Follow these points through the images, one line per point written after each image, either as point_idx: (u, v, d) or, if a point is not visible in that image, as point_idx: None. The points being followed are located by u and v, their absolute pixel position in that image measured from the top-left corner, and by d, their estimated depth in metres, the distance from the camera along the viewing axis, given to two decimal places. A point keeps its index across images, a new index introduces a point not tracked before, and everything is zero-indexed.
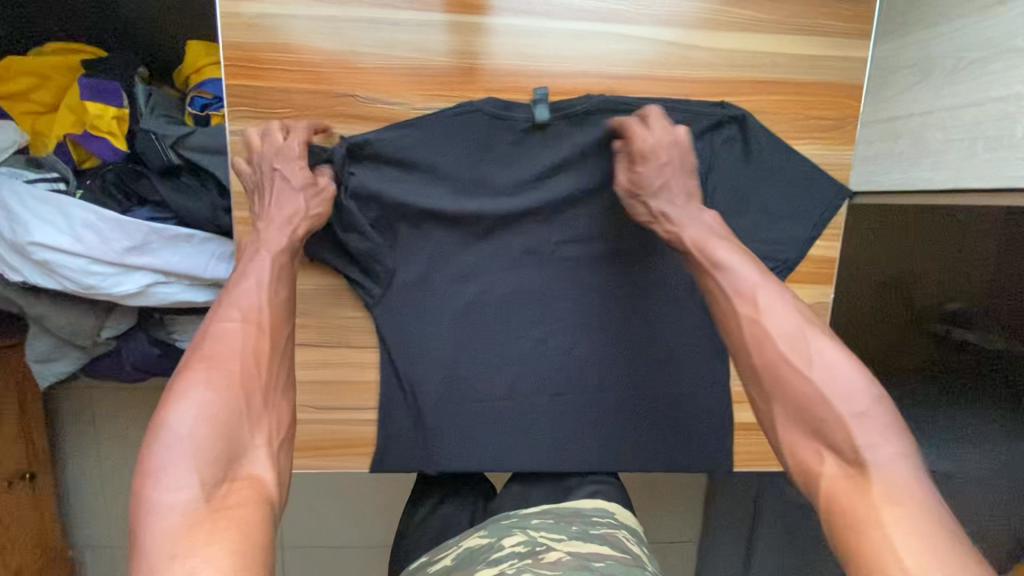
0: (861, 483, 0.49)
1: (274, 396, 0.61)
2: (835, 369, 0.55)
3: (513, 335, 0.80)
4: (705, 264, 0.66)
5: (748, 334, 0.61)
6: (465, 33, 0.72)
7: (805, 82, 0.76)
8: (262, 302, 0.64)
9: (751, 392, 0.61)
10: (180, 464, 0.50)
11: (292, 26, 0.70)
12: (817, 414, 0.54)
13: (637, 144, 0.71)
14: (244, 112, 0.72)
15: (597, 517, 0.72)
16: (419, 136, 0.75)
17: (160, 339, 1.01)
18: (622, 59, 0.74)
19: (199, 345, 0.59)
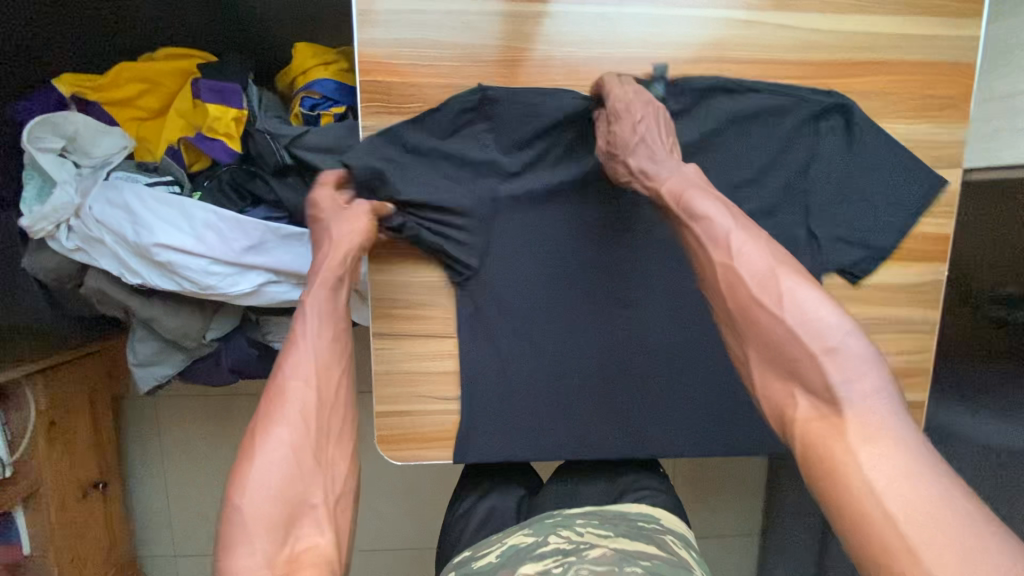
0: (837, 421, 0.52)
1: (330, 449, 0.61)
2: (812, 308, 0.56)
3: (631, 320, 0.81)
4: (682, 215, 0.66)
5: (721, 279, 0.62)
6: (591, 23, 0.73)
7: (919, 62, 0.77)
8: (313, 359, 0.64)
9: (726, 331, 0.64)
10: (254, 535, 0.53)
11: (424, 20, 0.71)
12: (793, 355, 0.56)
13: (609, 105, 0.71)
14: (375, 108, 0.73)
15: (644, 521, 0.82)
16: (541, 120, 0.74)
17: (257, 339, 1.03)
18: (742, 45, 0.75)
19: (264, 408, 0.60)
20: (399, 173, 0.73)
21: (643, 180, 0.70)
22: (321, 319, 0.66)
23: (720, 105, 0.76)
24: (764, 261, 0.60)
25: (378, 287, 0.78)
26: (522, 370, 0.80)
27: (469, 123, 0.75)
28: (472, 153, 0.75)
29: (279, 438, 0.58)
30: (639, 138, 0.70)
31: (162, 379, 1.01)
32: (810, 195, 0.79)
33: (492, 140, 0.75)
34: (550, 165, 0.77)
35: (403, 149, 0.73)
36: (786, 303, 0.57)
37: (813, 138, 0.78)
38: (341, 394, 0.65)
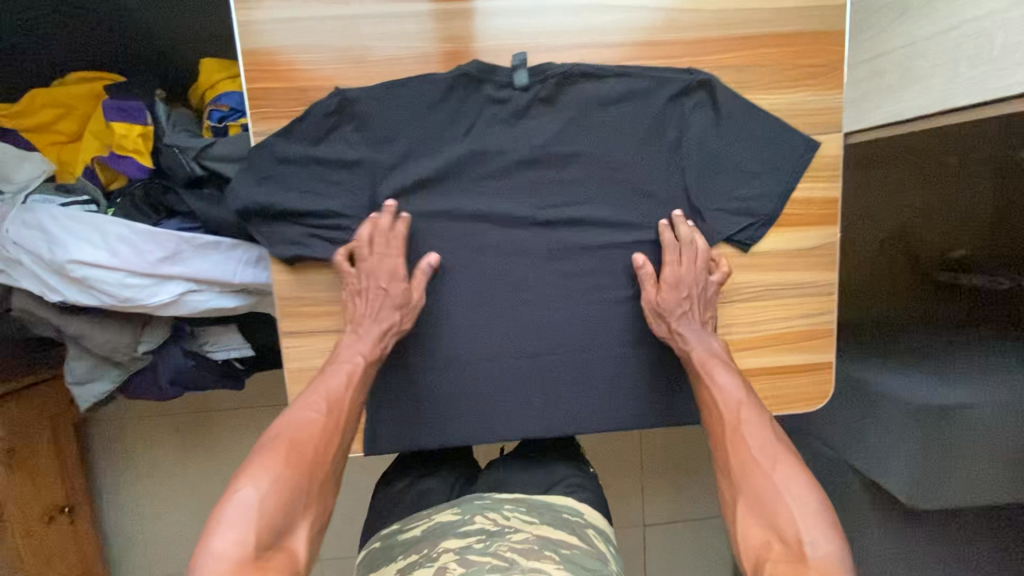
0: (801, 567, 0.61)
1: (326, 480, 0.71)
2: (794, 487, 0.68)
3: (533, 301, 0.84)
4: (702, 376, 0.80)
5: (728, 431, 0.76)
6: (465, 18, 0.76)
7: (791, 33, 0.80)
8: (341, 395, 0.75)
9: (723, 481, 0.75)
10: (239, 522, 0.61)
11: (304, 27, 0.75)
12: (774, 507, 0.68)
13: (670, 274, 0.81)
14: (265, 113, 0.76)
15: (569, 513, 0.85)
16: (403, 116, 0.77)
17: (194, 350, 1.06)
18: (615, 29, 0.78)
19: (285, 421, 0.72)
20: (272, 184, 0.77)
21: (682, 334, 0.82)
22: (348, 368, 0.77)
23: (581, 90, 0.79)
24: (762, 431, 0.75)
25: (285, 286, 0.81)
26: (433, 356, 0.84)
27: (336, 126, 0.77)
28: (344, 154, 0.77)
29: (297, 456, 0.69)
30: (677, 317, 0.82)
31: (101, 396, 1.03)
32: (686, 169, 0.83)
33: (359, 139, 0.77)
34: (427, 159, 0.79)
35: (272, 159, 0.77)
36: (778, 466, 0.71)
37: (676, 112, 0.81)
38: (346, 426, 0.76)
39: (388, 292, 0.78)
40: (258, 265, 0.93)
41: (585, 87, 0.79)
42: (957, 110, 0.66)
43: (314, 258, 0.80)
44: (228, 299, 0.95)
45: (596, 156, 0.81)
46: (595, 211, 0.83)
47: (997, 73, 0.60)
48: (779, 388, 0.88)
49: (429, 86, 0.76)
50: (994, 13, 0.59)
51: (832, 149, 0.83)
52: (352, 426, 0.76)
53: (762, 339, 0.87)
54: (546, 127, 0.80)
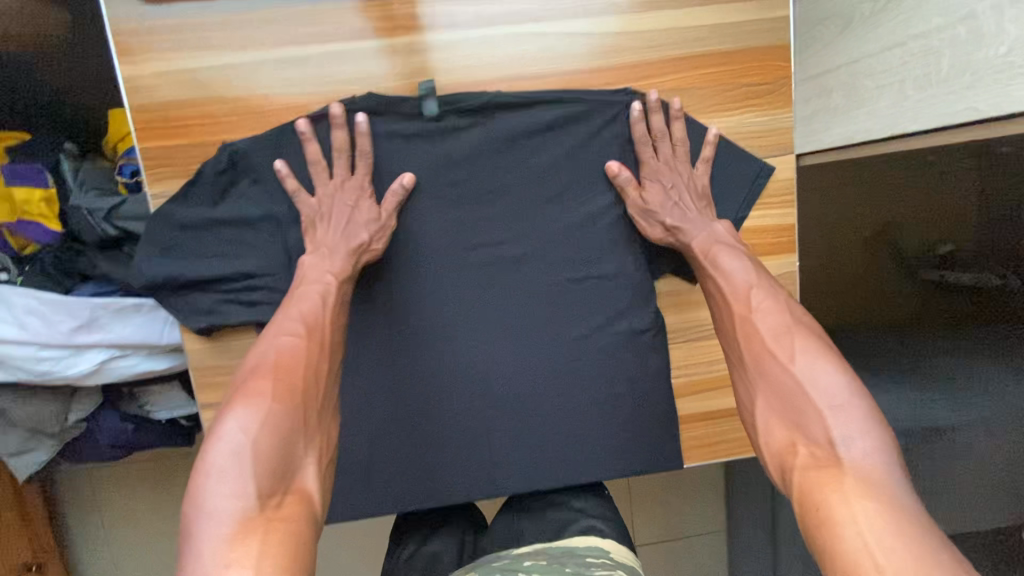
0: (836, 472, 0.49)
1: (325, 408, 0.60)
2: (819, 376, 0.56)
3: (472, 351, 0.78)
4: (705, 267, 0.71)
5: (741, 325, 0.65)
6: (372, 58, 0.70)
7: (729, 51, 0.74)
8: (320, 314, 0.65)
9: (738, 381, 0.64)
10: (228, 468, 0.50)
11: (196, 79, 0.69)
12: (798, 403, 0.56)
13: (643, 157, 0.74)
14: (162, 173, 0.70)
15: (592, 556, 0.71)
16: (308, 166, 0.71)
17: (132, 414, 1.00)
18: (536, 59, 0.73)
19: (259, 354, 0.61)
20: (176, 252, 0.72)
21: (677, 236, 0.74)
22: (326, 286, 0.67)
23: (504, 121, 0.73)
24: (779, 317, 0.63)
25: (200, 355, 0.75)
26: (368, 418, 0.78)
27: (233, 183, 0.72)
28: (247, 211, 0.72)
29: (286, 383, 0.57)
30: (676, 211, 0.74)
31: (41, 464, 0.96)
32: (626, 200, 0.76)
33: (259, 193, 0.72)
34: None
35: (166, 223, 0.71)
36: (795, 354, 0.58)
37: (608, 143, 0.75)
38: (334, 348, 0.65)
39: (360, 207, 0.71)
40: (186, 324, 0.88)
41: (509, 119, 0.73)
42: (904, 137, 0.59)
43: (228, 325, 0.74)
44: (156, 362, 0.88)
45: (528, 190, 0.75)
46: (530, 253, 0.77)
47: (948, 97, 0.53)
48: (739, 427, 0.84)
49: (337, 133, 0.70)
50: (939, 29, 0.53)
51: (785, 172, 0.77)
52: (338, 345, 0.66)
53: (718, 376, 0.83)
54: (470, 164, 0.74)
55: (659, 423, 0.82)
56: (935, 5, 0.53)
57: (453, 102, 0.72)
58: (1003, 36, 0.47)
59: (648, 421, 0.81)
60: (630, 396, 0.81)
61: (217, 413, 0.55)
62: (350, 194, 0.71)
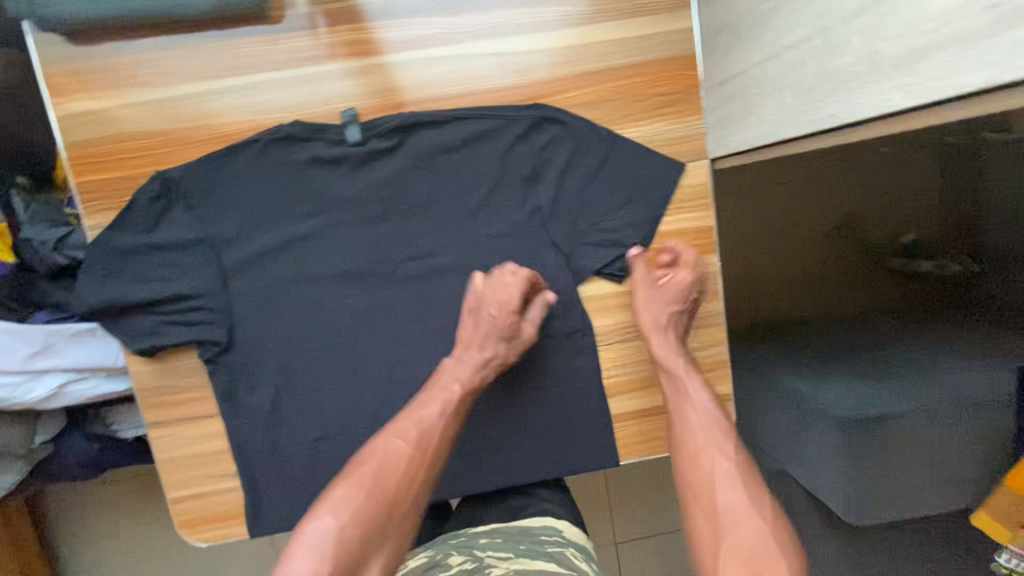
0: None
1: (407, 519, 0.63)
2: (780, 534, 0.59)
3: (406, 362, 0.80)
4: (680, 396, 0.74)
5: (707, 466, 0.67)
6: (293, 88, 0.74)
7: (636, 63, 0.77)
8: (433, 424, 0.69)
9: (694, 518, 0.64)
10: (309, 556, 0.55)
11: (126, 115, 0.72)
12: (761, 557, 0.57)
13: (674, 272, 0.79)
14: (98, 205, 0.74)
15: (546, 535, 0.84)
16: (242, 189, 0.74)
17: (97, 433, 1.04)
18: (452, 80, 0.76)
19: (376, 448, 0.66)
20: (115, 278, 0.73)
21: (665, 334, 0.78)
22: (444, 398, 0.71)
23: (422, 139, 0.76)
24: (735, 470, 0.65)
25: (143, 376, 0.78)
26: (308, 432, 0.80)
27: (167, 209, 0.74)
28: (182, 235, 0.74)
29: (378, 486, 0.62)
30: (668, 315, 0.78)
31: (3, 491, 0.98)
32: (546, 207, 0.79)
33: (192, 218, 0.74)
34: (269, 233, 0.76)
35: (101, 253, 0.73)
36: (760, 504, 0.62)
37: (527, 152, 0.78)
38: (436, 462, 0.68)
39: (496, 316, 0.74)
40: None
41: (426, 136, 0.76)
42: (787, 142, 0.62)
43: (169, 346, 0.76)
44: (114, 384, 0.92)
45: (451, 204, 0.78)
46: (457, 264, 0.79)
47: (815, 105, 0.55)
48: None
49: (261, 159, 0.74)
50: (804, 40, 0.55)
51: (700, 176, 0.80)
52: (440, 458, 0.68)
53: (649, 374, 0.85)
54: (392, 182, 0.77)
55: (593, 424, 0.84)
56: (799, 18, 0.55)
57: (373, 124, 0.75)
58: (849, 48, 0.49)
59: (582, 422, 0.84)
60: (563, 398, 0.84)
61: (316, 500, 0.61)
62: (512, 302, 0.75)
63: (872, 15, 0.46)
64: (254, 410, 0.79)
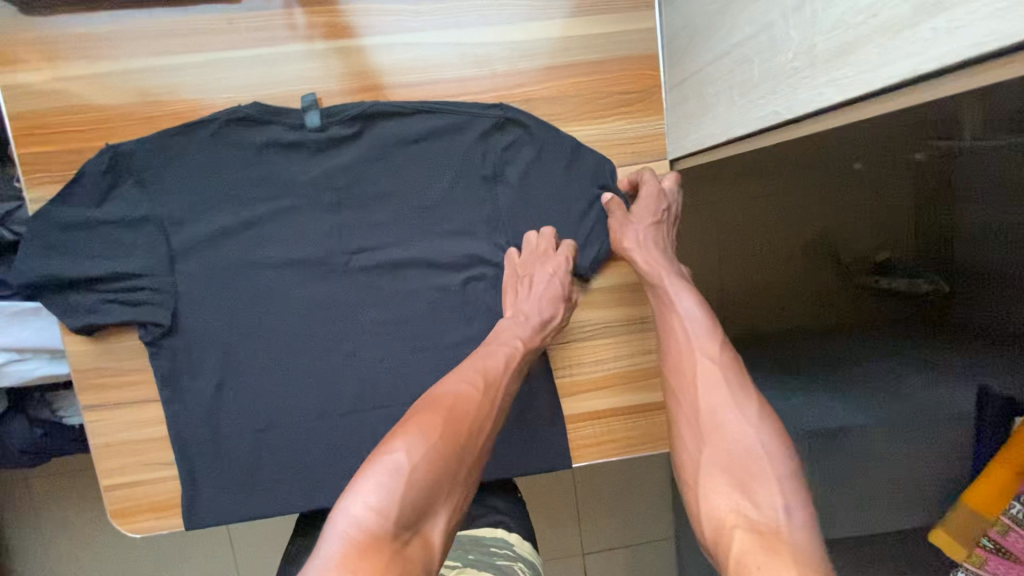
0: (774, 540, 0.51)
1: (476, 469, 0.62)
2: (770, 432, 0.59)
3: (354, 353, 0.78)
4: (664, 305, 0.72)
5: (689, 372, 0.67)
6: (246, 67, 0.72)
7: (599, 61, 0.77)
8: (502, 374, 0.69)
9: (685, 429, 0.65)
10: (382, 488, 0.53)
11: (72, 87, 0.71)
12: (744, 465, 0.58)
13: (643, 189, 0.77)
14: (39, 178, 0.72)
15: (496, 547, 0.81)
16: (193, 172, 0.72)
17: (42, 419, 1.01)
18: (410, 68, 0.75)
19: (456, 391, 0.64)
20: (58, 253, 0.71)
21: (646, 245, 0.75)
22: (513, 350, 0.71)
23: (383, 129, 0.75)
24: (720, 371, 0.65)
25: (80, 357, 0.75)
26: (247, 422, 0.77)
27: (114, 185, 0.72)
28: (128, 212, 0.72)
29: (455, 428, 0.60)
30: (648, 233, 0.75)
31: None
32: (505, 205, 0.78)
33: (141, 196, 0.72)
34: (216, 220, 0.73)
35: (43, 223, 0.71)
36: (749, 411, 0.61)
37: (486, 151, 0.77)
38: (499, 415, 0.67)
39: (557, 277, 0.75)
40: None
41: (387, 127, 0.75)
42: (738, 141, 0.62)
43: (110, 325, 0.74)
44: (59, 366, 0.92)
45: (407, 195, 0.76)
46: (412, 256, 0.77)
47: (761, 99, 0.55)
48: (631, 427, 0.84)
49: (212, 139, 0.72)
50: (750, 36, 0.55)
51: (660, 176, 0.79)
52: (504, 410, 0.68)
53: (605, 376, 0.83)
54: (348, 172, 0.75)
55: (546, 424, 0.83)
56: (745, 14, 0.55)
57: (327, 106, 0.74)
58: (790, 41, 0.49)
59: (535, 422, 0.83)
60: (515, 397, 0.82)
61: (383, 435, 0.59)
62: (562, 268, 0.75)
63: (809, 8, 0.45)
64: (196, 396, 0.76)
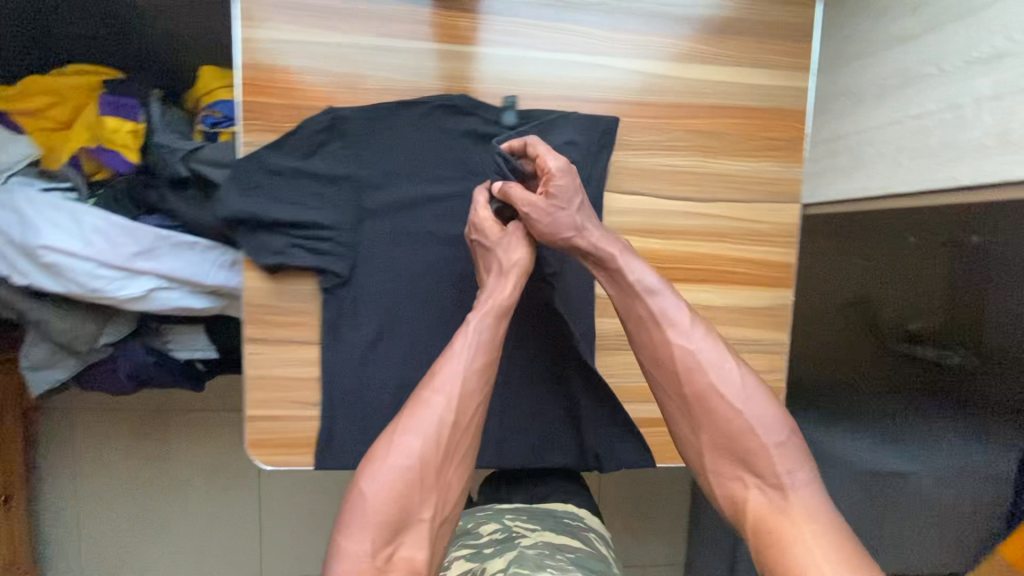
0: (783, 507, 0.65)
1: (448, 464, 0.69)
2: (761, 407, 0.70)
3: None
4: (637, 295, 0.76)
5: (682, 364, 0.72)
6: (458, 61, 0.81)
7: (760, 107, 0.86)
8: (461, 378, 0.71)
9: (680, 417, 0.73)
10: (366, 525, 0.63)
11: (302, 50, 0.78)
12: (745, 443, 0.68)
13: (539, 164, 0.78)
14: (256, 126, 0.78)
15: (569, 518, 0.91)
16: (395, 146, 0.81)
17: (156, 347, 1.06)
18: (595, 85, 0.84)
19: (409, 417, 0.69)
20: (256, 193, 0.78)
21: (588, 229, 0.77)
22: (472, 347, 0.73)
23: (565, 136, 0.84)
24: (712, 362, 0.71)
25: (256, 292, 0.81)
26: (394, 377, 0.84)
27: (324, 143, 0.79)
28: (333, 169, 0.79)
29: (410, 449, 0.67)
30: (579, 214, 0.77)
31: (54, 383, 1.01)
32: (660, 218, 0.87)
33: (346, 157, 0.80)
34: (404, 192, 0.81)
35: (255, 165, 0.78)
36: (742, 394, 0.70)
37: (657, 169, 0.86)
38: (468, 416, 0.71)
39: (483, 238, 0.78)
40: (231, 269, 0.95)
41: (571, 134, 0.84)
42: (895, 195, 0.72)
43: (292, 267, 0.80)
44: (196, 301, 0.96)
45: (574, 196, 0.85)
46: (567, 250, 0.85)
47: (934, 165, 0.65)
48: None
49: (420, 118, 0.80)
50: (931, 112, 0.66)
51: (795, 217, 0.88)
52: (471, 410, 0.71)
53: None
54: None
55: None
56: (930, 93, 0.66)
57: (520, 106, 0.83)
58: (979, 123, 0.60)
59: None
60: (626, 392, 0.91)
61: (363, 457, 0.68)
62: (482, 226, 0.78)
63: (1009, 100, 0.57)
64: (353, 346, 0.83)
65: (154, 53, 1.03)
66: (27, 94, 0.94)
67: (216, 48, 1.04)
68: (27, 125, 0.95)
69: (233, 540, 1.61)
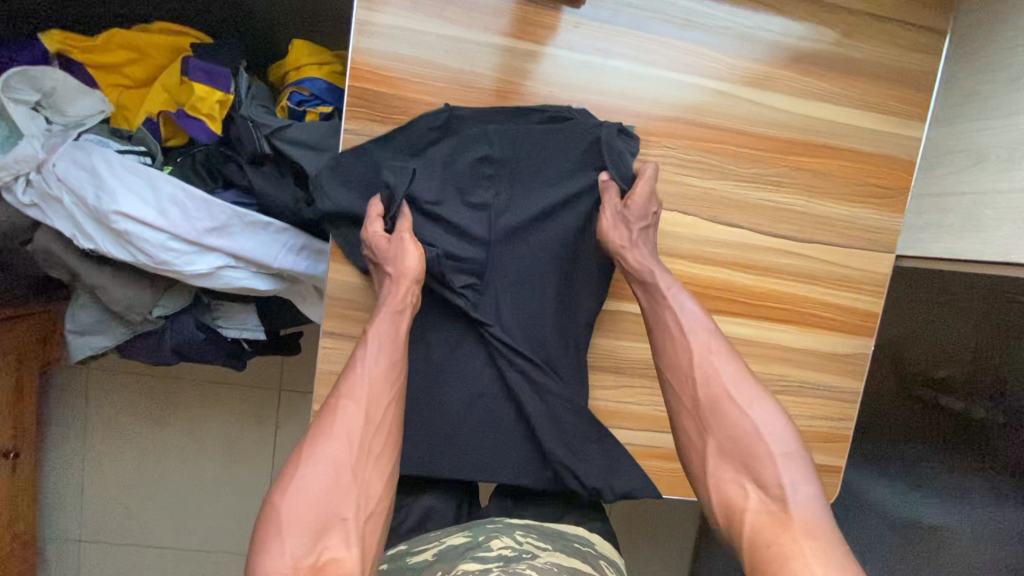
0: (784, 518, 0.60)
1: (369, 464, 0.64)
2: (769, 417, 0.66)
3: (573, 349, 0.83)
4: (665, 300, 0.74)
5: (697, 371, 0.69)
6: (575, 70, 0.80)
7: (869, 153, 0.86)
8: (369, 381, 0.68)
9: (686, 418, 0.69)
10: (287, 534, 0.58)
11: (422, 40, 0.76)
12: (750, 449, 0.64)
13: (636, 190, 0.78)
14: (361, 113, 0.76)
15: (580, 543, 0.79)
16: (505, 151, 0.79)
17: (206, 323, 1.01)
18: (709, 110, 0.83)
19: (320, 424, 0.65)
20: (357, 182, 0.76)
21: (642, 247, 0.77)
22: (378, 348, 0.70)
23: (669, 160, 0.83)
24: (732, 371, 0.68)
25: (340, 284, 0.78)
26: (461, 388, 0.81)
27: (439, 138, 0.78)
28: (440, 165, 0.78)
29: (320, 451, 0.63)
30: (637, 231, 0.77)
31: (97, 351, 0.97)
32: (757, 254, 0.86)
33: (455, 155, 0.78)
34: (512, 201, 0.80)
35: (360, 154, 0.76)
36: (750, 403, 0.66)
37: (766, 205, 0.85)
38: (386, 416, 0.68)
39: (375, 256, 0.74)
40: (302, 254, 0.90)
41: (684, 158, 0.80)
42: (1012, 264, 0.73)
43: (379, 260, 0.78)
44: (260, 282, 0.91)
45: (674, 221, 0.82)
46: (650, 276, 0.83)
47: None
48: None
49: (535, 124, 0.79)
50: None
51: (885, 266, 0.88)
52: (386, 406, 0.68)
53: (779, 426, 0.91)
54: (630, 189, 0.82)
55: None
56: None
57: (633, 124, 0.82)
58: None
59: None
60: None
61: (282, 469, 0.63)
62: (376, 242, 0.74)
63: None
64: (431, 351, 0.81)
65: (238, 19, 0.98)
66: (106, 47, 0.90)
67: (304, 27, 1.02)
68: (103, 81, 0.92)
69: (237, 521, 1.55)
